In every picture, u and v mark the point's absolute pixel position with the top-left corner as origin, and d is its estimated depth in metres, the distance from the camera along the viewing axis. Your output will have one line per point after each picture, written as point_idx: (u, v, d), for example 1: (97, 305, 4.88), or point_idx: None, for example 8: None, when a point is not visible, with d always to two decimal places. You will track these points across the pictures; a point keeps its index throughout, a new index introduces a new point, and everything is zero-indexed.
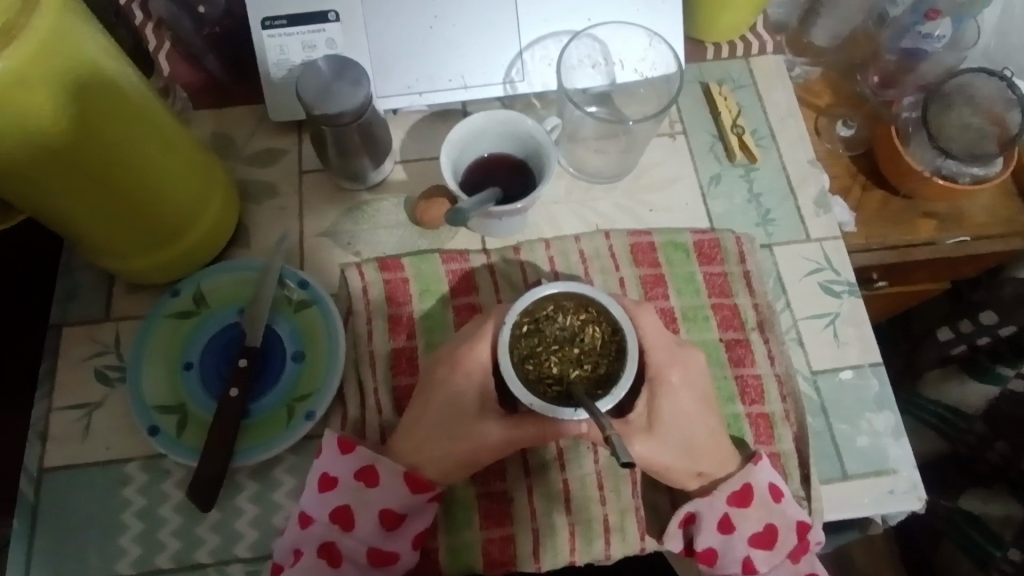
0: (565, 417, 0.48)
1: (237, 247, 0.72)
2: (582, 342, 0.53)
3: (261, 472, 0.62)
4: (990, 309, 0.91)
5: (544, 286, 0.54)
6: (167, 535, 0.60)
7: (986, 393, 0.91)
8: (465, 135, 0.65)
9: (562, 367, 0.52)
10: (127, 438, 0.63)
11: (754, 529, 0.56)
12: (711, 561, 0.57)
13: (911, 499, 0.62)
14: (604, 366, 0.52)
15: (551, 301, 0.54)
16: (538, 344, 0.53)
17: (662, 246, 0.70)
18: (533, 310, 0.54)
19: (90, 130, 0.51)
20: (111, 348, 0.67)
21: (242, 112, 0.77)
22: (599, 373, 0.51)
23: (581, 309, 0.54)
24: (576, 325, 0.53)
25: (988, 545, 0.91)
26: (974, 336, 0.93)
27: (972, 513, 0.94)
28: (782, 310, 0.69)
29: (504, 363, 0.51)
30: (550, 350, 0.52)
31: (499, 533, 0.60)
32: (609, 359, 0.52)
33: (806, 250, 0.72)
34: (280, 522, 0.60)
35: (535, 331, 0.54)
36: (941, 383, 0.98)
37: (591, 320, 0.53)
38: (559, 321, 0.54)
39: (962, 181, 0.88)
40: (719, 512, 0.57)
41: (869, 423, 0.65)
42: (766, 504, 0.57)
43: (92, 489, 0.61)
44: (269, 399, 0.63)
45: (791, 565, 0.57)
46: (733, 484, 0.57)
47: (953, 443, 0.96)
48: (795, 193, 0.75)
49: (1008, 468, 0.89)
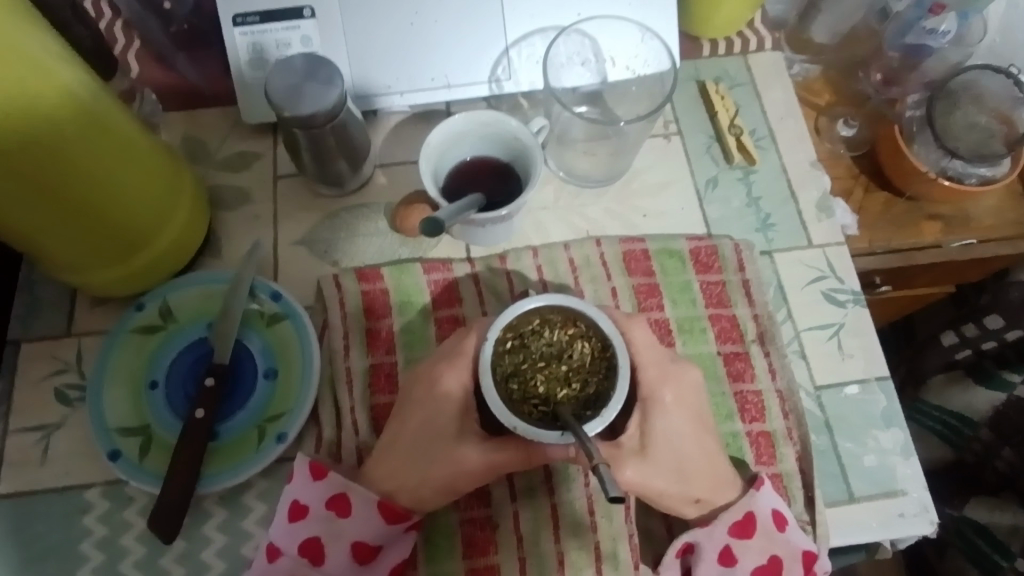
0: (551, 441, 0.45)
1: (207, 258, 0.68)
2: (570, 358, 0.49)
3: (230, 498, 0.58)
4: (995, 314, 0.88)
5: (529, 300, 0.50)
6: (129, 568, 0.56)
7: (993, 400, 0.88)
8: (448, 136, 0.62)
9: (548, 387, 0.48)
10: (87, 463, 0.59)
11: (757, 562, 0.53)
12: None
13: (921, 522, 0.58)
14: (593, 386, 0.48)
15: (537, 315, 0.51)
16: (523, 361, 0.49)
17: (656, 253, 0.67)
18: (518, 324, 0.50)
19: (41, 136, 0.47)
20: (71, 366, 0.63)
21: (216, 116, 0.73)
22: (588, 392, 0.48)
23: (570, 323, 0.50)
24: (564, 341, 0.50)
25: (995, 555, 0.88)
26: (978, 341, 0.90)
27: (979, 523, 0.90)
28: (783, 321, 0.66)
29: (486, 383, 0.47)
30: (536, 368, 0.49)
31: (484, 563, 0.56)
32: (599, 377, 0.48)
33: (808, 257, 0.68)
34: (249, 553, 0.56)
35: (521, 346, 0.50)
36: (944, 390, 0.95)
37: (580, 335, 0.50)
38: (546, 336, 0.50)
39: (969, 182, 0.85)
40: (720, 543, 0.53)
41: (876, 440, 0.61)
42: (769, 534, 0.53)
43: (49, 518, 0.57)
44: (238, 419, 0.59)
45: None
46: (735, 513, 0.53)
47: (958, 450, 0.93)
48: (796, 196, 0.71)
49: (1014, 478, 0.85)
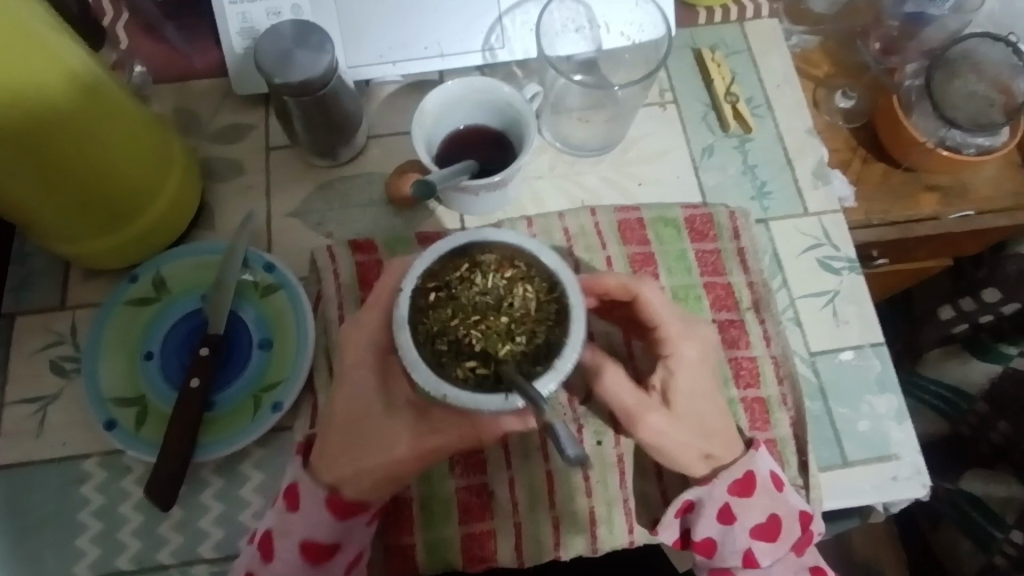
0: (495, 407, 0.40)
1: (200, 230, 0.67)
2: (509, 307, 0.44)
3: (227, 467, 0.58)
4: (992, 287, 0.88)
5: (452, 242, 0.45)
6: (128, 535, 0.56)
7: (988, 372, 0.88)
8: (438, 104, 0.61)
9: (486, 342, 0.43)
10: (84, 433, 0.59)
11: (758, 520, 0.53)
12: (711, 550, 0.54)
13: (915, 485, 0.58)
14: (541, 335, 0.43)
15: (466, 259, 0.45)
16: (452, 314, 0.44)
17: (651, 222, 0.66)
18: (442, 270, 0.45)
19: (30, 105, 0.47)
20: (66, 338, 0.63)
21: (206, 88, 0.73)
22: (534, 344, 0.43)
23: (506, 265, 0.45)
24: (504, 286, 0.44)
25: (989, 526, 0.89)
26: (976, 315, 0.89)
27: (974, 495, 0.91)
28: (779, 288, 0.66)
29: (406, 343, 0.42)
30: (468, 319, 0.43)
31: (480, 528, 0.57)
32: (547, 324, 0.43)
33: (804, 225, 0.68)
34: (247, 520, 0.57)
35: (450, 296, 0.44)
36: (942, 363, 0.95)
37: (518, 279, 0.44)
38: (479, 282, 0.44)
39: (968, 153, 0.84)
40: (720, 501, 0.53)
41: (871, 406, 0.61)
42: (770, 493, 0.53)
43: (48, 487, 0.58)
44: (234, 389, 0.59)
45: (797, 556, 0.54)
46: (735, 472, 0.53)
47: (954, 424, 0.94)
48: (793, 164, 0.71)
49: (1010, 450, 0.86)
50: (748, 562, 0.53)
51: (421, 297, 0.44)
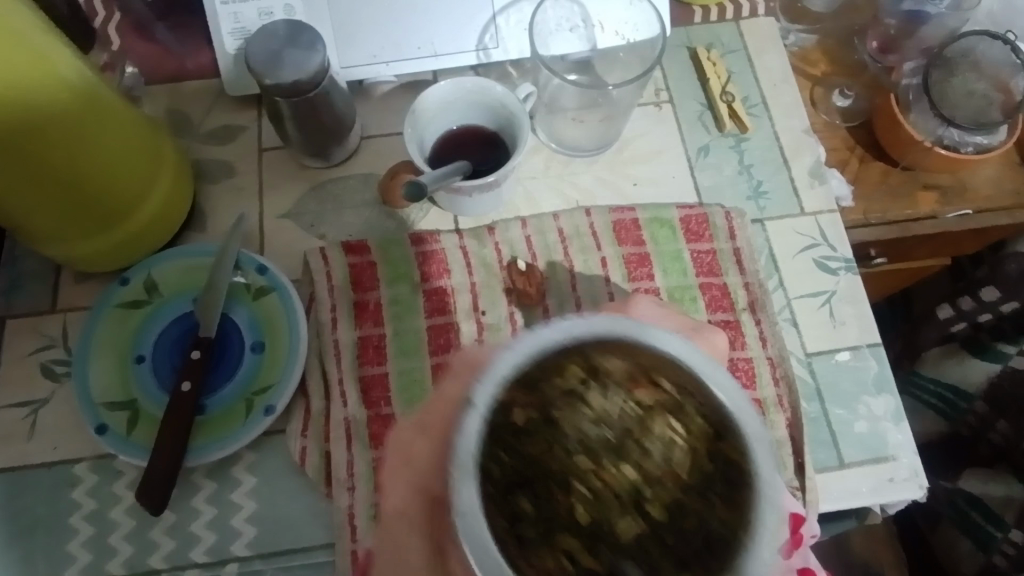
0: None
1: (192, 232, 0.67)
2: (643, 455, 0.29)
3: (219, 471, 0.58)
4: (991, 287, 0.88)
5: (554, 330, 0.32)
6: (118, 540, 0.56)
7: (988, 372, 0.88)
8: (431, 105, 0.61)
9: (599, 511, 0.29)
10: (75, 437, 0.59)
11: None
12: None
13: (911, 487, 0.58)
14: (691, 515, 0.28)
15: (580, 352, 0.32)
16: (548, 453, 0.30)
17: (646, 222, 0.66)
18: (540, 374, 0.31)
19: (17, 108, 0.46)
20: (57, 341, 0.62)
21: (199, 89, 0.72)
22: (676, 526, 0.28)
23: (633, 375, 0.31)
24: (636, 411, 0.30)
25: (989, 526, 0.88)
26: (974, 314, 0.90)
27: (973, 494, 0.90)
28: (775, 289, 0.65)
29: (467, 497, 0.28)
30: (577, 457, 0.30)
31: None
32: (701, 499, 0.29)
33: (801, 225, 0.68)
34: (238, 524, 0.56)
35: (552, 418, 0.30)
36: (941, 362, 0.94)
37: (659, 407, 0.30)
38: (595, 399, 0.30)
39: (966, 152, 0.84)
40: None
41: (868, 407, 0.61)
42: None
43: (38, 491, 0.57)
44: (226, 392, 0.58)
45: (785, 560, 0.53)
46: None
47: (954, 424, 0.93)
48: (789, 163, 0.70)
49: (1010, 449, 0.85)
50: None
51: (501, 414, 0.30)
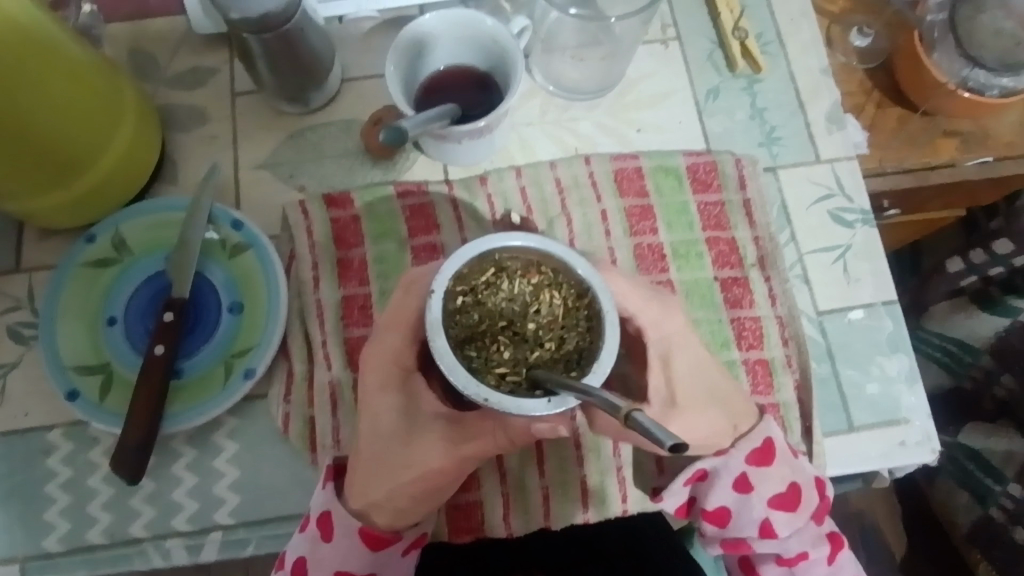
0: (533, 409, 0.37)
1: (162, 184, 0.62)
2: (538, 313, 0.43)
3: (199, 437, 0.55)
4: (1004, 239, 0.84)
5: (482, 244, 0.42)
6: (97, 509, 0.53)
7: (994, 327, 0.85)
8: (416, 42, 0.55)
9: (515, 353, 0.42)
10: (48, 403, 0.56)
11: (774, 488, 0.49)
12: (722, 520, 0.50)
13: (923, 451, 0.56)
14: (573, 341, 0.42)
15: (492, 262, 0.43)
16: (480, 323, 0.42)
17: (650, 171, 0.61)
18: (458, 309, 0.42)
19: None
20: (24, 303, 0.58)
21: (163, 28, 0.66)
22: (566, 351, 0.42)
23: (530, 267, 0.43)
24: (530, 329, 0.43)
25: (987, 480, 0.87)
26: (986, 268, 0.87)
27: (973, 449, 0.89)
28: (787, 243, 0.61)
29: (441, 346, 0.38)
30: (485, 373, 0.41)
31: (466, 499, 0.53)
32: (579, 330, 0.42)
33: (816, 174, 0.63)
34: (221, 492, 0.54)
35: (467, 341, 0.42)
36: (948, 315, 0.91)
37: (546, 283, 0.43)
38: (503, 287, 0.43)
39: (991, 95, 0.78)
40: (736, 471, 0.49)
41: (881, 368, 0.58)
42: (788, 460, 0.50)
43: (12, 460, 0.54)
44: (202, 355, 0.55)
45: (827, 568, 0.51)
46: (754, 441, 0.50)
47: (957, 377, 0.91)
48: (805, 107, 0.65)
49: (1014, 405, 0.83)
50: (764, 535, 0.49)
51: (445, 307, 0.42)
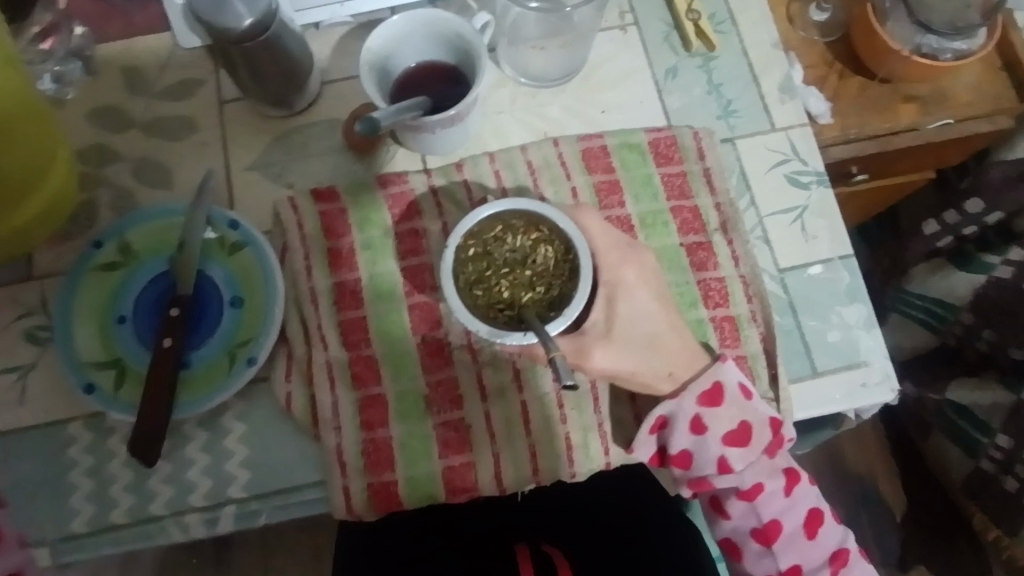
0: (515, 341, 0.49)
1: (160, 190, 0.66)
2: (533, 263, 0.53)
3: (208, 421, 0.59)
4: (976, 198, 0.87)
5: (489, 207, 0.54)
6: (119, 491, 0.57)
7: (973, 282, 0.88)
8: (387, 42, 0.59)
9: (513, 292, 0.52)
10: (67, 399, 0.60)
11: (724, 427, 0.55)
12: (687, 460, 0.56)
13: (884, 390, 0.60)
14: (558, 287, 0.52)
15: (499, 221, 0.54)
16: (488, 268, 0.53)
17: (615, 148, 0.65)
18: (470, 257, 0.53)
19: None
20: (38, 308, 0.63)
21: (150, 43, 0.70)
22: (552, 294, 0.52)
23: (531, 226, 0.54)
24: (526, 275, 0.53)
25: (974, 432, 0.92)
26: (959, 227, 0.90)
27: (961, 404, 0.93)
28: (746, 208, 0.65)
29: (450, 289, 0.50)
30: (487, 309, 0.52)
31: (459, 461, 0.58)
32: (563, 279, 0.52)
33: (772, 141, 0.67)
34: (233, 469, 0.58)
35: (476, 283, 0.53)
36: (927, 277, 0.95)
37: (542, 240, 0.53)
38: (507, 241, 0.54)
39: (945, 59, 0.82)
40: (690, 414, 0.55)
41: (841, 316, 0.62)
42: (737, 402, 0.55)
43: (38, 452, 0.59)
44: (207, 348, 0.59)
45: (785, 500, 0.57)
46: (702, 384, 0.55)
47: (941, 336, 0.95)
48: (758, 80, 0.69)
49: (995, 356, 0.88)
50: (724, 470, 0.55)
51: (462, 257, 0.53)
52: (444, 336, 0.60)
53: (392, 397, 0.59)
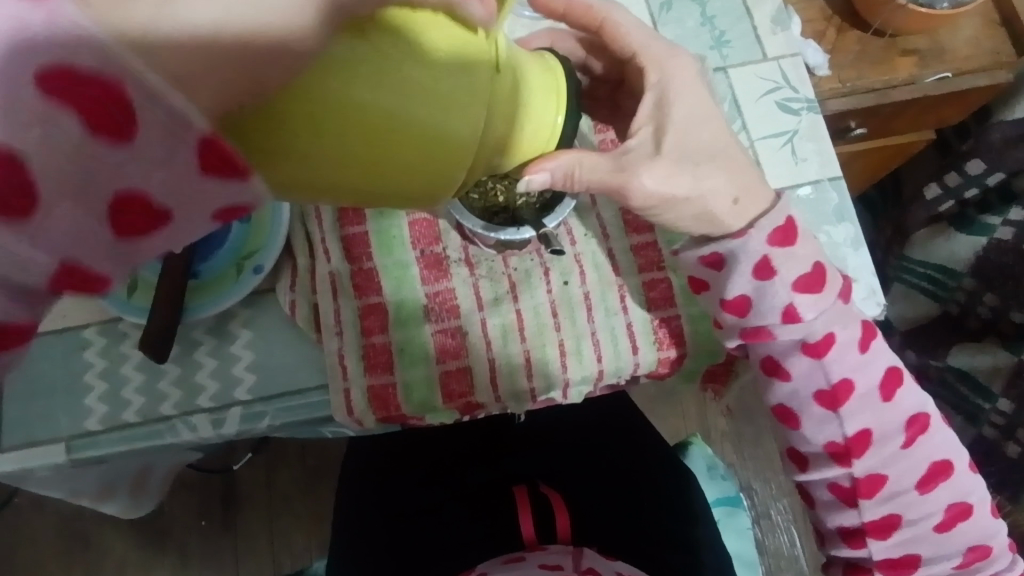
0: (512, 237, 0.55)
1: None
2: None
3: (217, 327, 0.61)
4: (977, 158, 0.87)
5: None
6: (131, 393, 0.60)
7: (975, 245, 0.91)
8: None
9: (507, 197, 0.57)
10: (82, 308, 0.62)
11: (793, 269, 0.55)
12: (786, 317, 0.55)
13: (869, 305, 0.61)
14: (550, 192, 0.57)
15: None
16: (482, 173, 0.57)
17: None
18: None
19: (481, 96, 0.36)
20: None
21: None
22: (545, 199, 0.57)
23: None
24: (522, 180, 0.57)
25: (975, 397, 0.95)
26: (961, 190, 0.90)
27: (962, 369, 0.96)
28: (738, 132, 0.67)
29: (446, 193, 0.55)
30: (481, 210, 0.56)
31: (455, 365, 0.60)
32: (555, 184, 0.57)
33: (763, 70, 0.69)
34: (239, 372, 0.60)
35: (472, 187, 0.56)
36: (930, 241, 0.96)
37: None
38: None
39: (941, 7, 0.82)
40: (758, 254, 0.55)
41: (829, 235, 0.63)
42: (806, 242, 0.56)
43: (53, 355, 0.60)
44: (217, 258, 0.60)
45: (860, 354, 0.56)
46: (775, 220, 0.56)
47: (944, 303, 0.99)
48: (751, 12, 0.70)
49: (997, 320, 0.92)
50: (794, 326, 0.55)
51: None
52: (443, 251, 0.63)
53: (391, 306, 0.61)
